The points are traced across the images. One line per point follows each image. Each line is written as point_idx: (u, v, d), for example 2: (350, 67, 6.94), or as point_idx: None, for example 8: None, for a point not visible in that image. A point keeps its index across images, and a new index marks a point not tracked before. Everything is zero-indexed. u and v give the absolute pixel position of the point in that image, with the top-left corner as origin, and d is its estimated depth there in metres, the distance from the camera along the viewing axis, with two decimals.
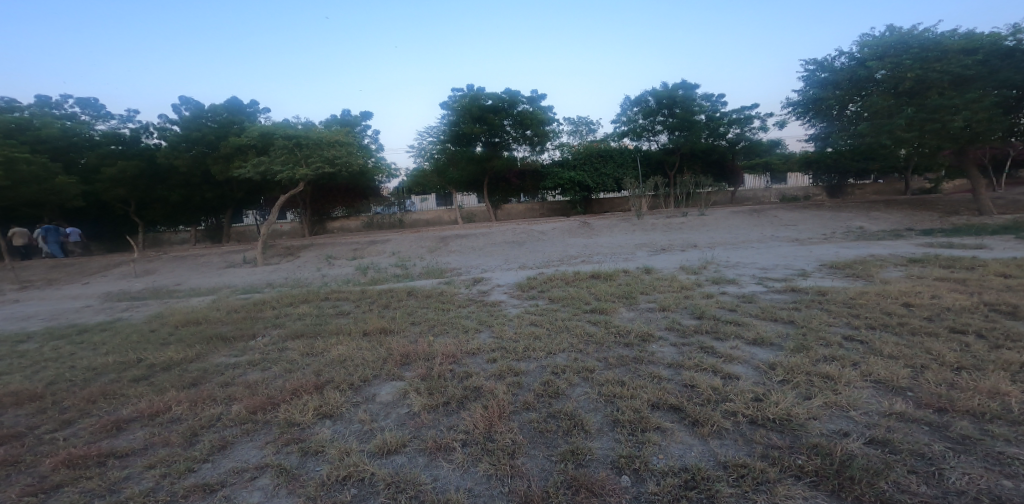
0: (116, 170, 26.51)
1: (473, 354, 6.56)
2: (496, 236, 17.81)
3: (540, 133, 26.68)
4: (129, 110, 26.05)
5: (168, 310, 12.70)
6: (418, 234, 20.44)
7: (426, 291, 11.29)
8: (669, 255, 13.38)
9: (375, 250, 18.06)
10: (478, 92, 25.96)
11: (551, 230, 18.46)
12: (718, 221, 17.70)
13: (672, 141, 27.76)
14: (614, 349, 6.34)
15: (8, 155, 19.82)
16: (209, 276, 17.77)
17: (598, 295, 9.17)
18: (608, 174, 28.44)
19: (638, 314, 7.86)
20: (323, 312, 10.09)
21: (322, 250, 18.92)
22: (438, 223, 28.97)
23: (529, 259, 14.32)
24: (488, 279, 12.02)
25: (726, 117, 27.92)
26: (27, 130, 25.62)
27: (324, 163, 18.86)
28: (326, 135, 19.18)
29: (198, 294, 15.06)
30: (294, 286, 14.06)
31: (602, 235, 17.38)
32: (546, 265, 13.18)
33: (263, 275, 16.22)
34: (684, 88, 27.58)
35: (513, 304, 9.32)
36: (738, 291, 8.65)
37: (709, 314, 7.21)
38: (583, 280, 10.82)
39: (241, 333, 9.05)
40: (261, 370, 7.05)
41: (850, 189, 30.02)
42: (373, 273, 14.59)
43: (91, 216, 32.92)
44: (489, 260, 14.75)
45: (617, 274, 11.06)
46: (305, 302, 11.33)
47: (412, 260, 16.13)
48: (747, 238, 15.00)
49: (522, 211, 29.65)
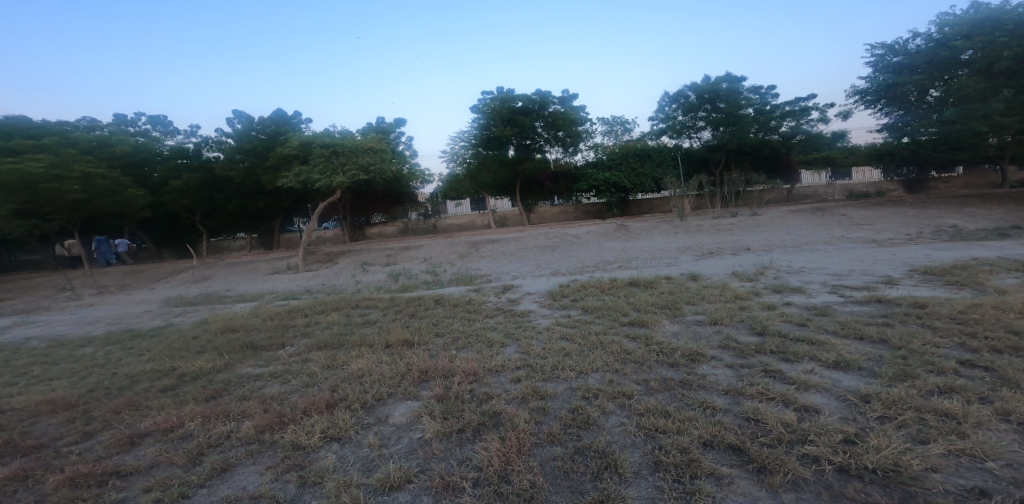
0: (181, 183, 28.17)
1: (497, 373, 5.95)
2: (529, 241, 17.14)
3: (572, 133, 25.80)
4: (190, 125, 27.34)
5: (214, 316, 12.25)
6: (452, 239, 20.11)
7: (454, 300, 10.79)
8: (717, 259, 12.20)
9: (409, 255, 17.85)
10: (508, 94, 25.44)
11: (587, 233, 17.60)
12: (774, 221, 16.11)
13: (715, 137, 26.04)
14: (657, 371, 5.52)
15: (83, 170, 20.07)
16: (256, 282, 18.02)
17: (639, 305, 8.27)
18: (646, 174, 27.02)
19: (684, 328, 6.93)
20: (351, 321, 9.74)
21: (358, 256, 18.95)
22: (471, 228, 28.66)
23: (562, 265, 13.55)
24: (519, 287, 11.34)
25: (779, 109, 26.05)
26: (105, 147, 27.46)
27: (359, 170, 18.98)
28: (361, 143, 19.37)
29: (242, 299, 15.15)
30: (330, 293, 13.91)
31: (642, 238, 16.31)
32: (580, 271, 12.36)
33: (303, 282, 16.25)
34: (728, 81, 25.93)
35: (543, 314, 8.60)
36: (806, 302, 7.55)
37: (773, 330, 6.20)
38: (623, 288, 9.91)
39: (268, 341, 8.70)
40: (279, 381, 6.53)
41: (932, 182, 26.95)
42: (406, 281, 14.26)
43: (163, 226, 35.13)
44: (521, 266, 14.09)
45: (660, 281, 10.09)
46: (336, 309, 11.07)
47: (444, 266, 15.72)
48: (815, 238, 13.41)
49: (556, 214, 28.73)
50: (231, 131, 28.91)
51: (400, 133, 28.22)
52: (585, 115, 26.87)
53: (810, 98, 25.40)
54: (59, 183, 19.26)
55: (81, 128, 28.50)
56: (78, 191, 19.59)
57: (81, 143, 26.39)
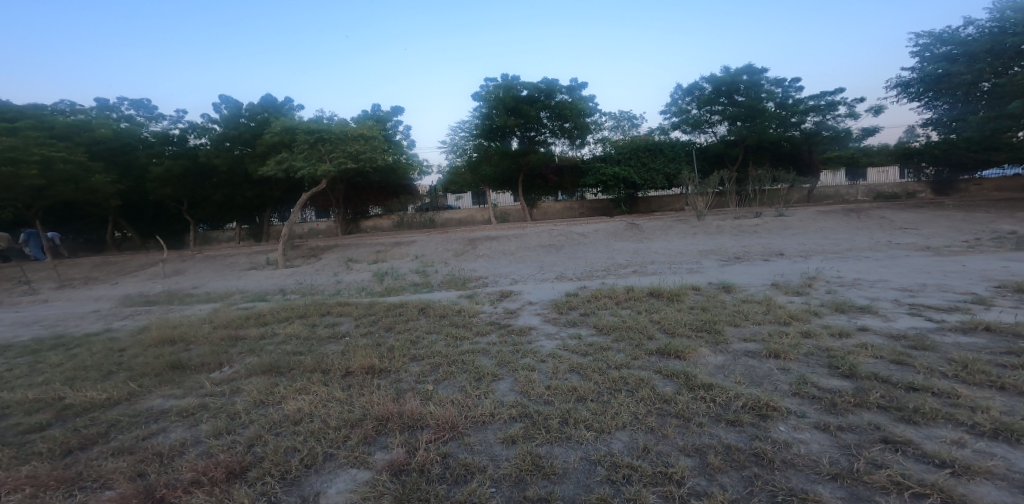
0: (163, 169, 26.04)
1: (483, 431, 4.29)
2: (530, 239, 15.41)
3: (580, 125, 23.99)
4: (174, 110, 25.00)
5: (163, 320, 10.52)
6: (447, 235, 18.42)
7: (441, 308, 9.09)
8: (748, 266, 10.48)
9: (398, 252, 16.16)
10: (512, 81, 23.59)
11: (594, 232, 15.86)
12: (805, 223, 14.32)
13: (732, 131, 24.51)
14: (712, 434, 3.85)
15: (43, 154, 17.71)
16: (228, 276, 16.31)
17: (666, 326, 6.56)
18: (658, 169, 25.21)
19: (732, 362, 5.24)
20: (312, 333, 8.06)
21: (345, 251, 17.24)
22: (470, 223, 26.91)
23: (567, 268, 11.83)
24: (519, 294, 9.61)
25: (803, 104, 24.37)
26: (83, 130, 24.93)
27: (347, 158, 17.19)
28: (351, 129, 17.62)
29: (207, 296, 13.43)
30: (307, 294, 12.19)
31: (656, 239, 14.59)
32: (589, 277, 10.64)
33: (278, 278, 14.46)
34: (749, 72, 24.38)
35: (546, 334, 6.89)
36: (885, 328, 5.81)
37: (866, 371, 4.53)
38: (642, 300, 8.19)
39: (202, 359, 7.05)
40: (186, 425, 4.83)
41: (963, 184, 25.05)
42: (391, 282, 12.55)
43: (149, 215, 33.43)
44: (521, 268, 12.38)
45: (686, 292, 8.38)
46: (303, 316, 9.36)
47: (435, 265, 14.01)
48: (860, 243, 11.62)
49: (559, 210, 27.01)
50: (218, 117, 26.90)
51: (398, 122, 26.50)
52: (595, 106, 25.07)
53: (838, 93, 23.80)
54: (15, 168, 17.09)
55: (57, 113, 25.50)
56: (37, 177, 17.42)
57: (57, 127, 23.92)
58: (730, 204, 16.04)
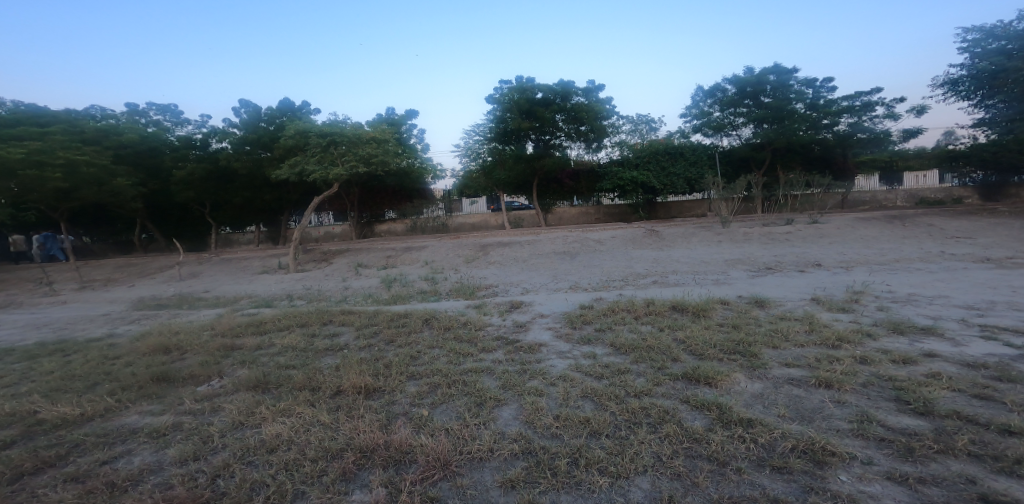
0: (185, 173, 26.20)
1: (481, 471, 3.69)
2: (545, 245, 14.80)
3: (596, 127, 23.25)
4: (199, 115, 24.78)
5: (166, 325, 10.22)
6: (460, 241, 17.94)
7: (447, 319, 8.54)
8: (782, 277, 9.66)
9: (410, 258, 15.74)
10: (528, 83, 23.00)
11: (612, 238, 15.16)
12: (841, 230, 13.36)
13: (757, 134, 23.37)
14: (756, 485, 3.17)
15: (66, 157, 17.79)
16: (240, 279, 16.11)
17: (693, 348, 5.88)
18: (678, 173, 24.33)
19: (773, 393, 4.54)
20: (311, 344, 7.60)
21: (356, 256, 16.87)
22: (486, 227, 26.43)
23: (584, 277, 11.17)
24: (529, 305, 9.00)
25: (834, 105, 23.18)
26: (111, 134, 24.87)
27: (358, 161, 16.88)
28: (363, 132, 17.32)
29: (216, 300, 13.16)
30: (313, 300, 11.79)
31: (678, 247, 13.81)
32: (607, 288, 9.98)
33: (287, 284, 14.13)
34: (776, 72, 23.31)
35: (558, 354, 6.28)
36: (955, 355, 5.02)
37: (944, 409, 3.79)
38: (665, 315, 7.50)
39: (191, 372, 6.62)
40: (154, 448, 4.36)
41: (1015, 188, 23.33)
42: (400, 289, 12.07)
43: (173, 218, 33.90)
44: (535, 276, 11.77)
45: (713, 306, 7.66)
46: (303, 325, 8.92)
47: (446, 272, 13.51)
48: (905, 254, 10.67)
49: (573, 215, 26.19)
50: (237, 121, 27.04)
51: (412, 125, 26.27)
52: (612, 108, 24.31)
53: (875, 93, 22.53)
54: (40, 170, 17.19)
55: (88, 117, 25.37)
56: (60, 180, 17.51)
57: (87, 132, 23.89)
58: (755, 203, 15.12)
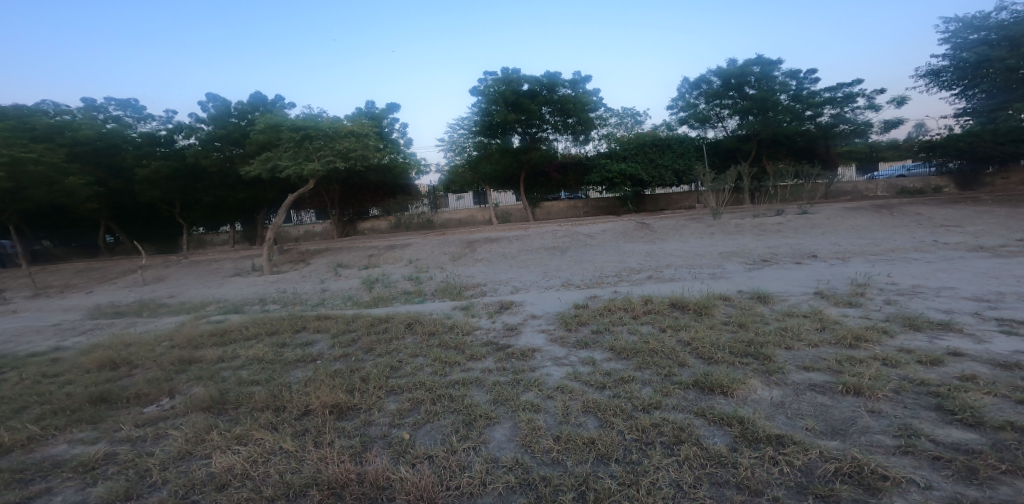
0: (149, 171, 24.73)
1: None
2: (533, 241, 14.26)
3: (583, 120, 22.77)
4: (163, 111, 23.38)
5: (122, 335, 9.43)
6: (444, 237, 17.28)
7: (432, 323, 7.95)
8: (779, 270, 9.29)
9: (392, 256, 15.04)
10: (512, 75, 22.38)
11: (602, 232, 14.68)
12: (833, 220, 13.08)
13: (743, 125, 23.25)
14: None
15: (12, 155, 16.55)
16: (210, 281, 15.25)
17: (700, 352, 5.42)
18: (666, 165, 23.96)
19: (796, 401, 4.11)
20: (282, 354, 6.96)
21: (334, 256, 16.07)
22: (470, 223, 25.83)
23: (574, 274, 10.67)
24: (520, 305, 8.46)
25: (818, 95, 23.13)
26: (66, 130, 23.54)
27: (336, 156, 16.08)
28: (340, 126, 16.50)
29: (183, 305, 12.36)
30: (288, 304, 11.05)
31: (669, 239, 13.41)
32: (600, 284, 9.48)
33: (260, 286, 13.32)
34: (759, 63, 23.04)
35: (554, 363, 5.78)
36: (984, 354, 4.62)
37: (994, 419, 3.38)
38: (664, 314, 7.04)
39: (145, 393, 5.93)
40: (78, 485, 4.05)
41: (989, 177, 23.63)
42: (381, 290, 11.38)
43: (142, 219, 32.45)
44: (523, 273, 11.24)
45: (715, 303, 7.23)
46: (274, 332, 8.23)
47: (430, 270, 12.88)
48: (902, 243, 10.39)
49: (561, 209, 25.78)
50: (205, 116, 25.76)
51: (394, 120, 25.45)
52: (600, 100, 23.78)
53: (856, 84, 22.40)
54: None
55: (41, 114, 23.97)
56: (6, 180, 16.33)
57: (38, 128, 22.58)
58: (746, 194, 14.68)
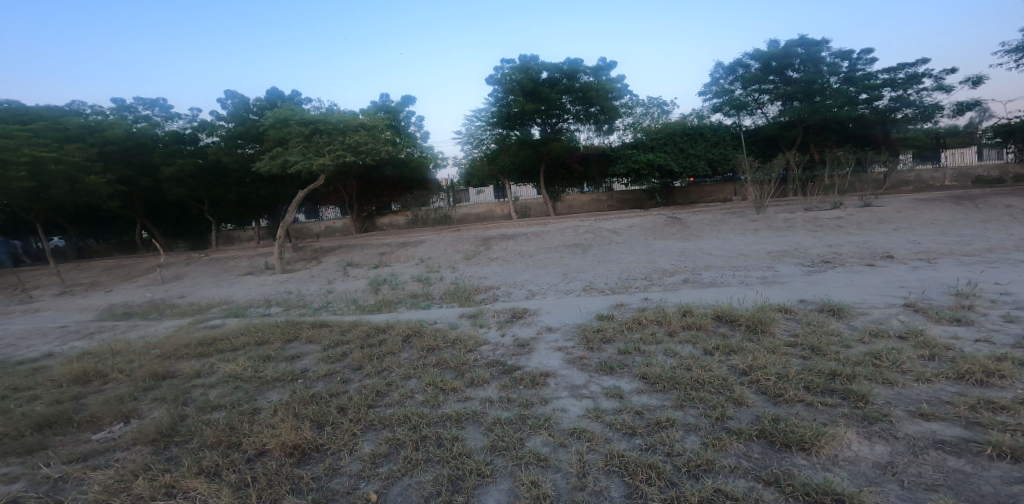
0: (174, 169, 24.62)
1: None
2: (552, 237, 13.12)
3: (607, 108, 21.13)
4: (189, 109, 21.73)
5: (113, 339, 8.81)
6: (460, 234, 16.35)
7: (433, 334, 6.96)
8: (844, 274, 7.88)
9: (404, 254, 14.20)
10: (530, 62, 21.01)
11: (629, 228, 13.36)
12: (904, 214, 11.34)
13: (786, 110, 21.15)
14: None
15: (31, 154, 16.44)
16: (222, 279, 14.77)
17: (763, 388, 4.28)
18: (699, 154, 21.84)
19: (916, 464, 3.13)
20: (261, 369, 6.09)
21: (347, 254, 15.36)
22: (492, 218, 24.86)
23: (598, 276, 9.46)
24: (534, 315, 7.38)
25: (870, 76, 20.94)
26: (97, 131, 23.57)
27: (345, 150, 15.36)
28: (350, 120, 15.78)
29: (187, 305, 11.82)
30: (291, 307, 10.28)
31: (705, 234, 12.01)
32: (626, 289, 8.29)
33: (268, 286, 12.64)
34: (803, 44, 21.01)
35: (571, 396, 4.74)
36: None
37: None
38: (709, 330, 5.84)
39: (93, 414, 5.12)
40: None
41: None
42: (389, 293, 10.46)
43: (171, 216, 32.88)
44: (541, 275, 10.13)
45: (771, 315, 5.95)
46: (265, 341, 7.39)
47: (442, 271, 11.93)
48: (996, 242, 8.80)
49: (585, 202, 24.36)
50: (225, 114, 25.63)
51: (411, 113, 24.70)
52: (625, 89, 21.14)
53: (921, 64, 19.97)
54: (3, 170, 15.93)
55: (74, 114, 24.18)
56: (25, 179, 16.25)
57: (71, 129, 22.71)
58: (797, 183, 12.91)
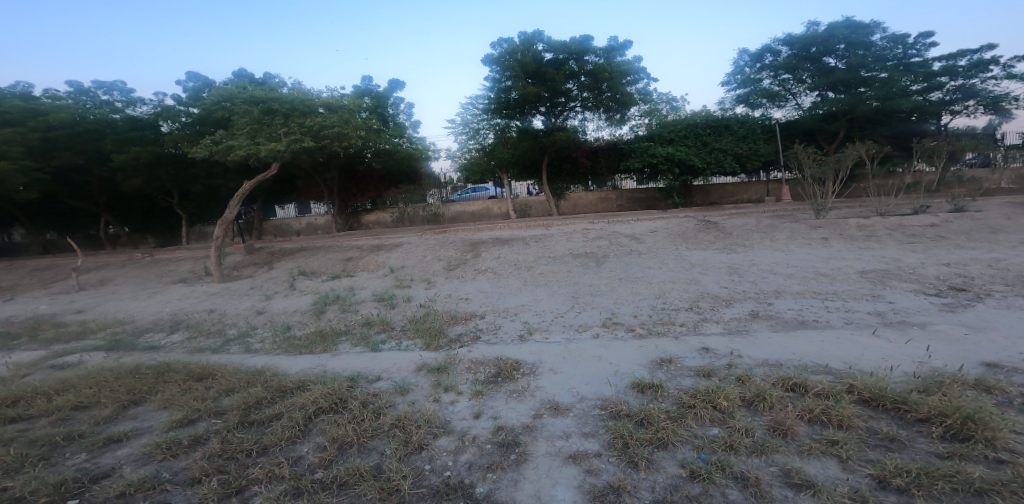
0: (126, 156, 21.32)
1: None
2: (557, 243, 10.39)
3: (620, 94, 18.14)
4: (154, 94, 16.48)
5: None
6: (446, 236, 13.63)
7: (362, 410, 4.30)
8: (1005, 311, 5.18)
9: (374, 260, 11.49)
10: (531, 39, 17.98)
11: (652, 233, 10.64)
12: (1019, 221, 8.70)
13: (826, 101, 18.51)
14: None
15: None
16: (149, 285, 12.03)
17: None
18: (725, 149, 19.01)
19: None
20: (14, 474, 3.48)
21: (306, 258, 12.60)
22: (486, 217, 22.10)
23: (620, 303, 6.79)
24: (529, 380, 4.79)
25: (926, 64, 18.27)
26: (39, 115, 20.26)
27: (303, 134, 12.41)
28: (316, 100, 12.99)
29: (79, 325, 9.08)
30: (197, 334, 7.53)
31: (756, 240, 9.25)
32: (663, 333, 5.61)
33: (191, 301, 9.78)
34: (850, 26, 18.25)
35: None
36: None
37: None
38: (861, 430, 3.26)
39: None
40: None
41: None
42: (334, 319, 7.67)
43: (138, 209, 30.00)
44: (539, 300, 7.37)
45: (967, 394, 3.38)
46: (89, 404, 4.76)
47: (413, 286, 9.19)
48: None
49: (591, 201, 21.59)
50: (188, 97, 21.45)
51: (399, 99, 21.85)
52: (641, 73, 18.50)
53: (988, 49, 17.38)
54: None
55: (17, 96, 20.79)
56: None
57: (9, 111, 19.57)
58: (868, 180, 10.16)
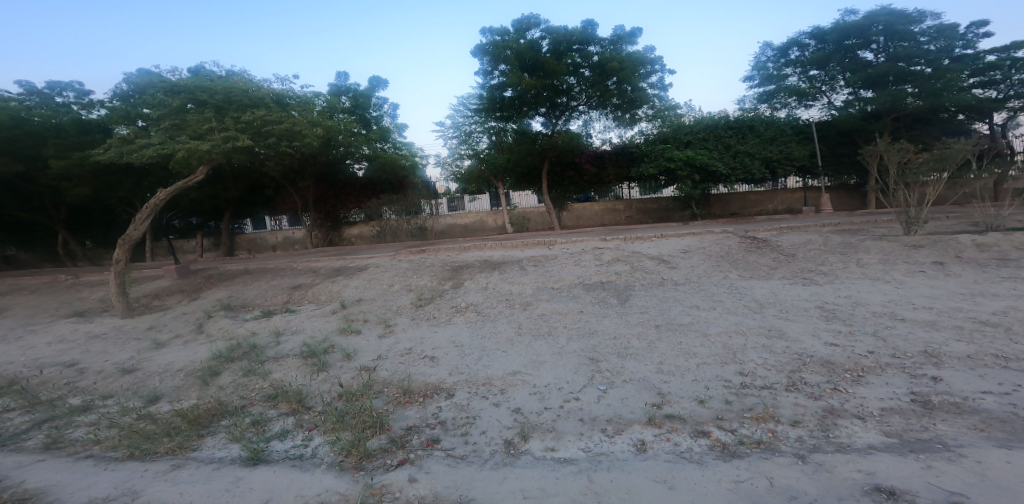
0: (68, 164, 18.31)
1: None
2: (565, 269, 7.86)
3: (631, 88, 15.72)
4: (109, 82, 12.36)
5: None
6: (425, 257, 11.10)
7: None
8: None
9: (327, 290, 8.92)
10: (526, 26, 15.64)
11: (687, 254, 8.11)
12: None
13: (865, 99, 16.11)
14: None
15: None
16: (41, 318, 9.33)
17: None
18: (752, 153, 16.59)
19: None
20: None
21: (246, 285, 9.98)
22: (480, 230, 19.67)
23: (668, 378, 4.24)
24: None
25: (979, 57, 15.87)
26: None
27: (240, 131, 9.87)
28: (256, 93, 10.46)
29: None
30: (12, 408, 4.86)
31: (837, 265, 6.72)
32: (768, 453, 3.06)
33: (64, 344, 7.13)
34: (892, 14, 15.85)
35: None
36: None
37: None
38: None
39: None
40: None
41: None
42: (227, 388, 5.02)
43: (99, 223, 27.16)
44: (535, 365, 4.78)
45: None
46: None
47: (365, 330, 6.64)
48: None
49: (596, 213, 19.16)
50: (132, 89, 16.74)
51: (381, 98, 19.39)
52: (643, 61, 15.74)
53: None
54: None
55: None
56: None
57: None
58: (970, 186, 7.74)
